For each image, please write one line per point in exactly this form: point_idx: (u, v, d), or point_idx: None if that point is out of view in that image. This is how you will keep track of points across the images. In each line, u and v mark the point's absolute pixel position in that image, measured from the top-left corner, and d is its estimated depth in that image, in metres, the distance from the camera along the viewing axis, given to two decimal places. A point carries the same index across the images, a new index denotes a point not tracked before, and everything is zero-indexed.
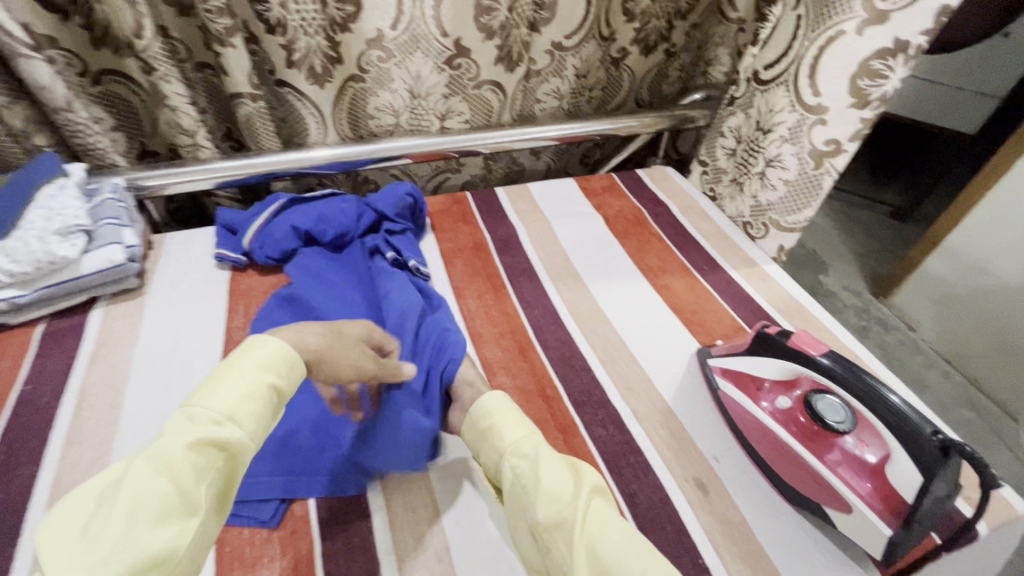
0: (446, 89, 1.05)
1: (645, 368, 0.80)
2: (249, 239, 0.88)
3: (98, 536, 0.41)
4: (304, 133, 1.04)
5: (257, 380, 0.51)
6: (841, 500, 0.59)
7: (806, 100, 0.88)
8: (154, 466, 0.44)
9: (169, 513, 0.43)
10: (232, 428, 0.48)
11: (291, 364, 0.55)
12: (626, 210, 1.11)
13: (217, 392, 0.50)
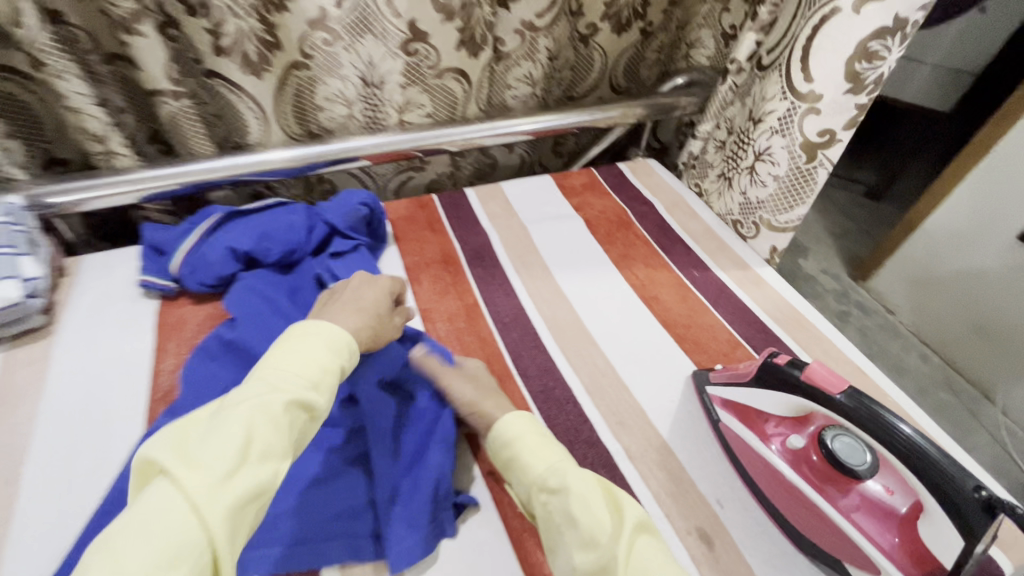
0: (403, 79, 0.92)
1: (637, 398, 0.71)
2: (177, 262, 0.76)
3: (208, 462, 0.39)
4: (243, 131, 0.89)
5: (332, 352, 0.51)
6: (858, 553, 0.54)
7: (799, 87, 0.78)
8: (257, 408, 0.43)
9: (270, 455, 0.42)
10: (318, 390, 0.48)
11: (354, 347, 0.55)
12: (609, 210, 1.02)
13: (302, 352, 0.50)
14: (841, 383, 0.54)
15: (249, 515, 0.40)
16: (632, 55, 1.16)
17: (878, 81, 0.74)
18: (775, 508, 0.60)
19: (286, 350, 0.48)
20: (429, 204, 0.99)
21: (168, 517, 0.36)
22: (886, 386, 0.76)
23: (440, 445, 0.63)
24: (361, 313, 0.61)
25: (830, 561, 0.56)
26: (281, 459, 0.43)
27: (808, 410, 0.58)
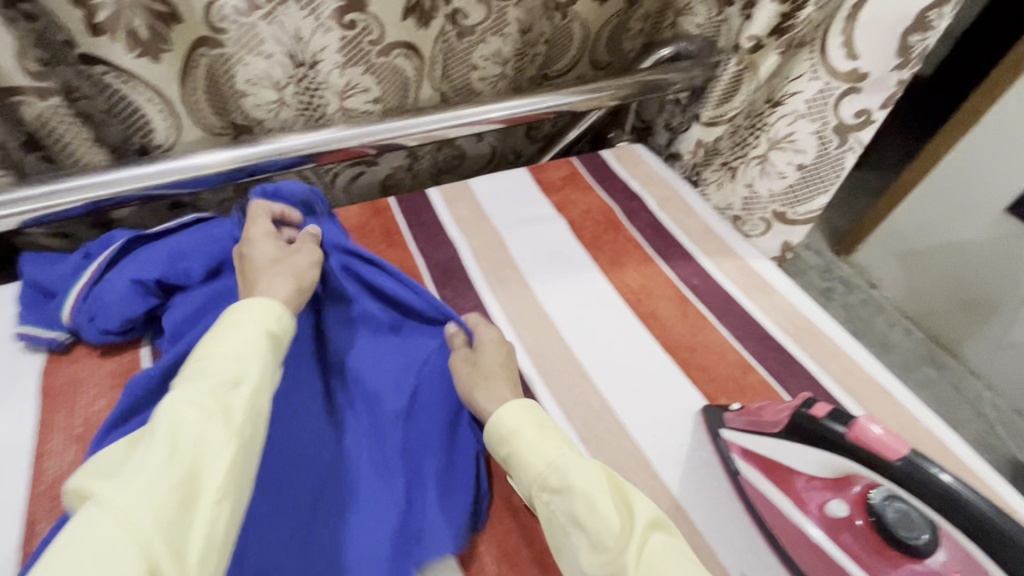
0: (341, 57, 0.76)
1: (641, 446, 0.60)
2: (68, 310, 0.61)
3: (131, 471, 0.34)
4: (147, 132, 0.72)
5: (257, 322, 0.45)
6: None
7: (841, 67, 0.66)
8: (177, 402, 0.38)
9: (204, 444, 0.36)
10: (245, 363, 0.41)
11: (287, 316, 0.48)
12: (595, 209, 0.89)
13: (219, 336, 0.43)
14: (902, 448, 0.44)
15: (198, 512, 0.34)
16: (614, 25, 1.01)
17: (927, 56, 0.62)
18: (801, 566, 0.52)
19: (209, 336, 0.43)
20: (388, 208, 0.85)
21: (96, 534, 0.31)
22: (915, 410, 0.67)
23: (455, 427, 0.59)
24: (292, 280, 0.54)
25: None
26: (221, 444, 0.36)
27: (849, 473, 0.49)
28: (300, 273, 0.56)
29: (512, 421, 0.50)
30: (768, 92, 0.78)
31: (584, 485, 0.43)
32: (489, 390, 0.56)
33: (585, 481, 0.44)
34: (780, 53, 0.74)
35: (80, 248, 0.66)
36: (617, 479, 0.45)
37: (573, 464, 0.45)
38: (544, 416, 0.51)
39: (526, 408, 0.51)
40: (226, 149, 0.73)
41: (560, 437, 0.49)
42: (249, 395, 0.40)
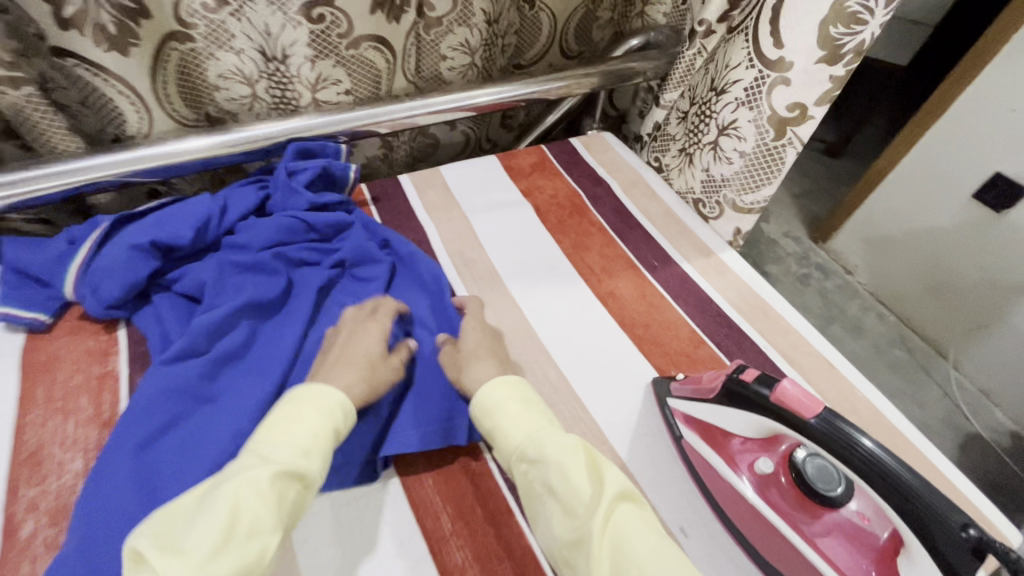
0: (311, 51, 0.78)
1: (592, 414, 0.64)
2: (71, 285, 0.64)
3: (191, 548, 0.37)
4: (121, 123, 0.74)
5: (327, 419, 0.49)
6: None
7: (767, 54, 0.69)
8: (243, 483, 0.42)
9: (261, 528, 0.40)
10: (308, 460, 0.46)
11: (351, 416, 0.51)
12: (561, 193, 0.93)
13: (296, 425, 0.48)
14: (816, 407, 0.48)
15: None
16: (583, 14, 1.03)
17: (858, 49, 0.64)
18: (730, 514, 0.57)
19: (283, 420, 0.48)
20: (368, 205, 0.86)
21: None
22: (853, 378, 0.72)
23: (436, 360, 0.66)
24: (367, 384, 0.55)
25: None
26: (272, 534, 0.41)
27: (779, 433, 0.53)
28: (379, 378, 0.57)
29: (497, 398, 0.54)
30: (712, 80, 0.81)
31: (559, 457, 0.48)
32: (475, 372, 0.59)
33: (560, 454, 0.48)
34: (732, 33, 0.77)
35: (64, 232, 0.67)
36: (592, 452, 0.50)
37: (549, 438, 0.49)
38: (528, 391, 0.56)
39: (510, 383, 0.56)
40: (199, 137, 0.75)
41: (541, 414, 0.54)
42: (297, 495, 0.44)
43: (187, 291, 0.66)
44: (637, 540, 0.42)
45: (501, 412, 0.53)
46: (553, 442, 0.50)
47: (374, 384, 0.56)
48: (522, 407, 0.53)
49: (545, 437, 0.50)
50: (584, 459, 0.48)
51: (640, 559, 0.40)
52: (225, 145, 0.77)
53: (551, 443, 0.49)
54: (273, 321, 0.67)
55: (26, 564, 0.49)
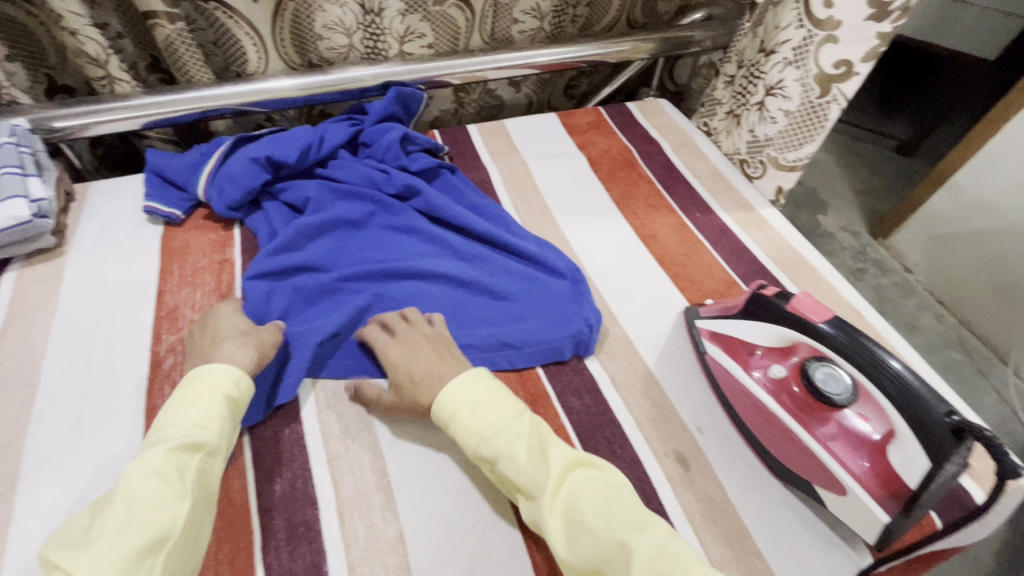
0: (403, 5, 0.88)
1: (627, 332, 0.73)
2: (202, 186, 0.78)
3: (97, 535, 0.42)
4: (243, 61, 0.88)
5: (215, 390, 0.52)
6: (827, 472, 0.55)
7: (817, 13, 0.75)
8: (141, 470, 0.46)
9: (163, 504, 0.44)
10: (203, 430, 0.49)
11: (246, 382, 0.55)
12: (614, 149, 1.00)
13: (178, 413, 0.50)
14: (825, 313, 0.55)
15: (155, 561, 0.42)
16: None
17: (903, 6, 0.69)
18: (742, 419, 0.62)
19: (174, 405, 0.51)
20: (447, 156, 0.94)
21: None
22: (881, 327, 0.75)
23: (516, 288, 0.74)
24: (255, 353, 0.58)
25: (804, 485, 0.57)
26: (177, 504, 0.45)
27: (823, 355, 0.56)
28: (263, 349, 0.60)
29: (453, 393, 0.55)
30: (761, 41, 0.87)
31: (512, 452, 0.51)
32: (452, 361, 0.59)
33: (515, 446, 0.51)
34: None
35: (197, 148, 0.82)
36: (539, 430, 0.54)
37: (502, 438, 0.52)
38: (483, 381, 0.56)
39: (471, 379, 0.56)
40: (301, 77, 0.88)
41: (497, 404, 0.54)
42: (200, 463, 0.48)
43: (291, 201, 0.80)
44: (588, 506, 0.48)
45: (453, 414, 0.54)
46: (506, 438, 0.52)
47: (261, 350, 0.59)
48: (484, 400, 0.54)
49: (497, 437, 0.52)
50: (529, 441, 0.52)
51: (588, 522, 0.47)
52: (326, 85, 0.89)
53: (504, 432, 0.52)
54: (359, 235, 0.78)
55: (168, 387, 0.62)
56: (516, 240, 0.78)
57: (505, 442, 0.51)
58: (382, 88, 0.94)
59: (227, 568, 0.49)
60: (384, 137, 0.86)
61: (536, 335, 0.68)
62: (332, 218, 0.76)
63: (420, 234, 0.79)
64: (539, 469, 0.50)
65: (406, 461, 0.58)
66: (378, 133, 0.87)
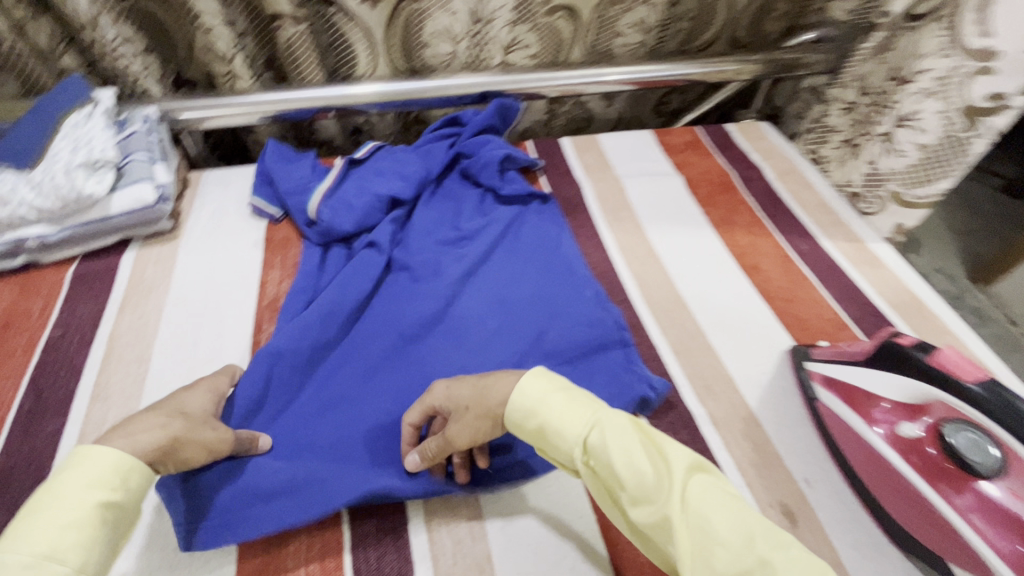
0: (512, 15, 0.87)
1: (726, 367, 0.69)
2: (314, 204, 0.77)
3: None
4: (352, 64, 0.90)
5: (82, 500, 0.42)
6: (963, 542, 0.50)
7: (969, 42, 0.68)
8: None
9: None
10: (54, 563, 0.39)
11: (135, 480, 0.45)
12: (713, 172, 0.95)
13: (24, 535, 0.40)
14: (978, 372, 0.51)
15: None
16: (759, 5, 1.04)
17: None
18: (852, 471, 0.58)
19: (26, 523, 0.40)
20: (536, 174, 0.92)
21: None
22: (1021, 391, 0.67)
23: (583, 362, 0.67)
24: (166, 436, 0.48)
25: (928, 558, 0.52)
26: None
27: (962, 415, 0.54)
28: (185, 438, 0.50)
29: (542, 387, 0.50)
30: (891, 68, 0.81)
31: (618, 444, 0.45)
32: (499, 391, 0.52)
33: (620, 439, 0.46)
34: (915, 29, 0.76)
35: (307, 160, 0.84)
36: (645, 426, 0.47)
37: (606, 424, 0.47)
38: (563, 380, 0.52)
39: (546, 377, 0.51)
40: (408, 82, 0.89)
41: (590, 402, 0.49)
42: None
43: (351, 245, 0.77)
44: (712, 509, 0.41)
45: (542, 405, 0.49)
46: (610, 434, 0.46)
47: (177, 441, 0.49)
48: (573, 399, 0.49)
49: (602, 428, 0.47)
50: (637, 437, 0.46)
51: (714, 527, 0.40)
52: (430, 91, 0.90)
53: (605, 426, 0.47)
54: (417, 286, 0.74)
55: None
56: (571, 306, 0.72)
57: (609, 435, 0.46)
58: (480, 98, 0.94)
59: (317, 567, 0.51)
60: (485, 149, 0.86)
61: (615, 370, 0.65)
62: (380, 267, 0.74)
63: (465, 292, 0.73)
64: (653, 466, 0.44)
65: (491, 479, 0.57)
66: (478, 145, 0.87)
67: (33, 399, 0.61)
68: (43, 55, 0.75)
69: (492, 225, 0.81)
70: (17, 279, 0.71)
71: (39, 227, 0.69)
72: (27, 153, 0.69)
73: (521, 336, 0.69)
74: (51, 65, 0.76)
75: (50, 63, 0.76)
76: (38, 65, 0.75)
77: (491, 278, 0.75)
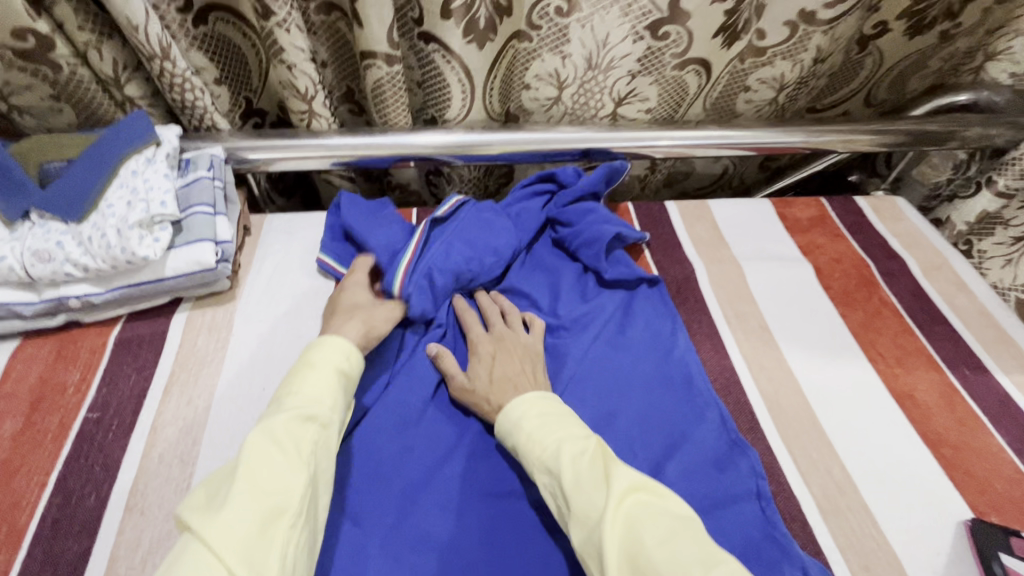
0: (636, 66, 0.76)
1: (889, 540, 0.55)
2: (398, 283, 0.64)
3: (223, 501, 0.39)
4: (443, 107, 0.78)
5: (330, 364, 0.51)
6: None
7: None
8: (263, 434, 0.43)
9: (282, 473, 0.42)
10: (319, 404, 0.47)
11: (357, 355, 0.54)
12: (847, 260, 0.81)
13: (302, 383, 0.49)
14: None
15: (279, 532, 0.39)
16: (911, 63, 0.89)
17: None
18: None
19: (294, 380, 0.49)
20: (641, 249, 0.80)
21: (189, 563, 0.35)
22: None
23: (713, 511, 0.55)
24: (363, 326, 0.58)
25: None
26: (295, 473, 0.42)
27: None
28: (373, 322, 0.59)
29: (523, 407, 0.53)
30: None
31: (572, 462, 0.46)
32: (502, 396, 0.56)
33: (576, 460, 0.46)
34: None
35: (384, 217, 0.72)
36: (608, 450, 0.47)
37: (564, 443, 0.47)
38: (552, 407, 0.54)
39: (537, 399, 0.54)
40: (505, 133, 0.77)
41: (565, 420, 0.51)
42: (316, 434, 0.46)
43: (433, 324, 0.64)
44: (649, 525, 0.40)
45: (519, 426, 0.52)
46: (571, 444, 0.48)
47: (370, 323, 0.59)
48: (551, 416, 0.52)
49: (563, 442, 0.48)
50: (595, 456, 0.46)
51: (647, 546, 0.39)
52: (528, 144, 0.78)
53: (569, 446, 0.47)
54: None
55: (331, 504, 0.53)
56: (691, 434, 0.60)
57: (567, 455, 0.46)
58: (581, 155, 0.81)
59: None
60: (586, 221, 0.74)
61: (750, 535, 0.53)
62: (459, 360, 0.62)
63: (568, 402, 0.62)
64: (597, 492, 0.43)
65: None
66: (578, 214, 0.75)
67: (59, 504, 0.51)
68: (105, 82, 0.65)
69: (596, 313, 0.70)
70: (54, 340, 0.62)
71: (82, 286, 0.60)
72: (76, 204, 0.59)
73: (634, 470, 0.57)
74: (113, 93, 0.67)
75: (113, 92, 0.66)
76: (99, 92, 0.66)
77: (596, 385, 0.64)
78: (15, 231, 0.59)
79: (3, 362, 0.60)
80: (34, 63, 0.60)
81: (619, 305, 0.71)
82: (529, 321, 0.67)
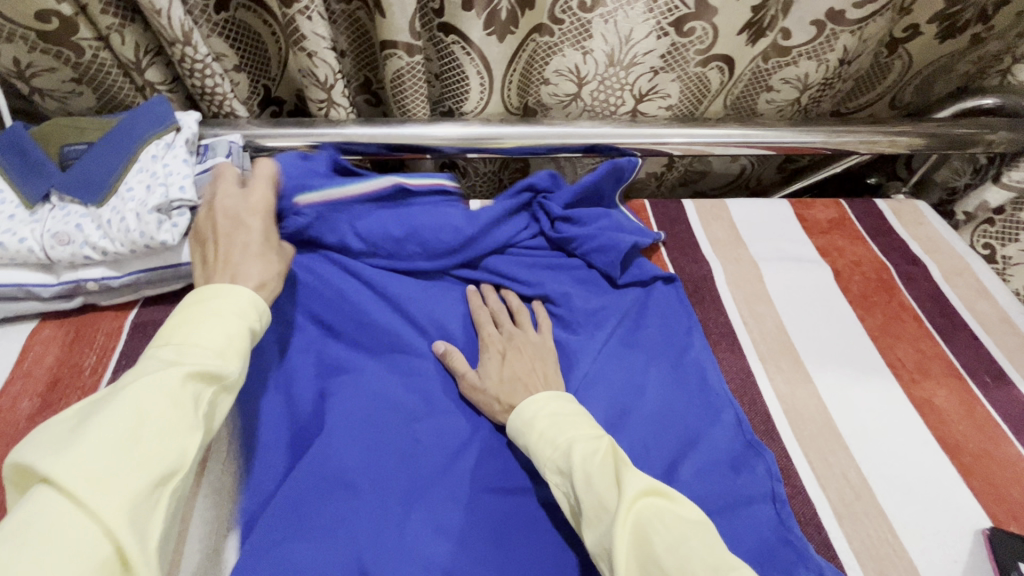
0: (659, 62, 0.75)
1: (907, 550, 0.54)
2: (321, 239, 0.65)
3: (97, 450, 0.32)
4: (461, 100, 0.78)
5: (240, 318, 0.43)
6: None
7: None
8: (153, 383, 0.36)
9: (176, 432, 0.35)
10: (226, 360, 0.40)
11: (264, 307, 0.46)
12: (866, 262, 0.80)
13: (196, 331, 0.40)
14: None
15: (165, 497, 0.33)
16: (938, 66, 0.88)
17: None
18: None
19: (191, 325, 0.41)
20: (657, 248, 0.79)
21: (48, 522, 0.29)
22: None
23: (727, 512, 0.54)
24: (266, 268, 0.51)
25: None
26: (191, 434, 0.36)
27: None
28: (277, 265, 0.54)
29: (535, 407, 0.52)
30: None
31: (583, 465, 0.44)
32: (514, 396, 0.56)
33: (587, 463, 0.44)
34: None
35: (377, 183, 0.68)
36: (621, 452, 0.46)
37: (577, 444, 0.46)
38: (563, 404, 0.52)
39: (551, 399, 0.53)
40: (523, 126, 0.77)
41: (579, 422, 0.50)
42: (214, 399, 0.39)
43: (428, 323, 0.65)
44: (662, 534, 0.39)
45: (531, 426, 0.51)
46: (583, 445, 0.46)
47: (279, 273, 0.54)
48: (565, 415, 0.51)
49: (576, 444, 0.47)
50: (607, 459, 0.44)
51: (659, 557, 0.37)
52: (547, 139, 0.77)
53: (581, 446, 0.46)
54: None
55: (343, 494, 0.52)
56: (706, 434, 0.60)
57: (579, 456, 0.45)
58: (586, 150, 0.80)
59: None
60: (601, 224, 0.74)
61: (764, 538, 0.53)
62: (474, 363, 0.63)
63: (584, 399, 0.62)
64: (608, 493, 0.42)
65: None
66: (593, 216, 0.75)
67: None
68: (126, 67, 0.65)
69: (610, 309, 0.69)
70: (71, 323, 0.63)
71: (100, 269, 0.60)
72: (95, 187, 0.59)
73: (647, 471, 0.57)
74: (134, 78, 0.67)
75: (133, 77, 0.66)
76: (119, 77, 0.66)
77: (610, 382, 0.63)
78: (35, 213, 0.59)
79: (21, 343, 0.60)
80: (56, 46, 0.60)
81: (637, 305, 0.71)
82: (539, 318, 0.67)
